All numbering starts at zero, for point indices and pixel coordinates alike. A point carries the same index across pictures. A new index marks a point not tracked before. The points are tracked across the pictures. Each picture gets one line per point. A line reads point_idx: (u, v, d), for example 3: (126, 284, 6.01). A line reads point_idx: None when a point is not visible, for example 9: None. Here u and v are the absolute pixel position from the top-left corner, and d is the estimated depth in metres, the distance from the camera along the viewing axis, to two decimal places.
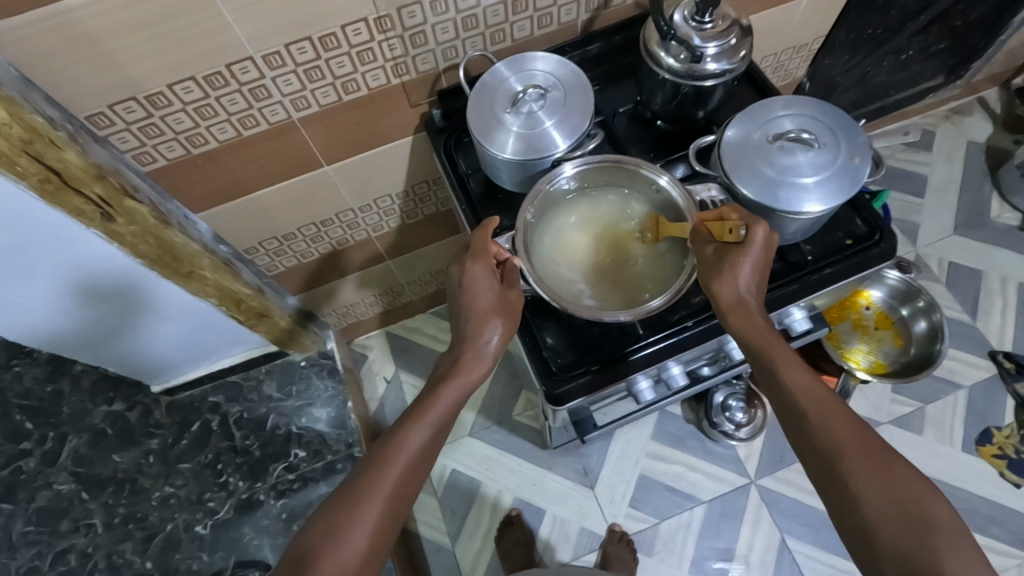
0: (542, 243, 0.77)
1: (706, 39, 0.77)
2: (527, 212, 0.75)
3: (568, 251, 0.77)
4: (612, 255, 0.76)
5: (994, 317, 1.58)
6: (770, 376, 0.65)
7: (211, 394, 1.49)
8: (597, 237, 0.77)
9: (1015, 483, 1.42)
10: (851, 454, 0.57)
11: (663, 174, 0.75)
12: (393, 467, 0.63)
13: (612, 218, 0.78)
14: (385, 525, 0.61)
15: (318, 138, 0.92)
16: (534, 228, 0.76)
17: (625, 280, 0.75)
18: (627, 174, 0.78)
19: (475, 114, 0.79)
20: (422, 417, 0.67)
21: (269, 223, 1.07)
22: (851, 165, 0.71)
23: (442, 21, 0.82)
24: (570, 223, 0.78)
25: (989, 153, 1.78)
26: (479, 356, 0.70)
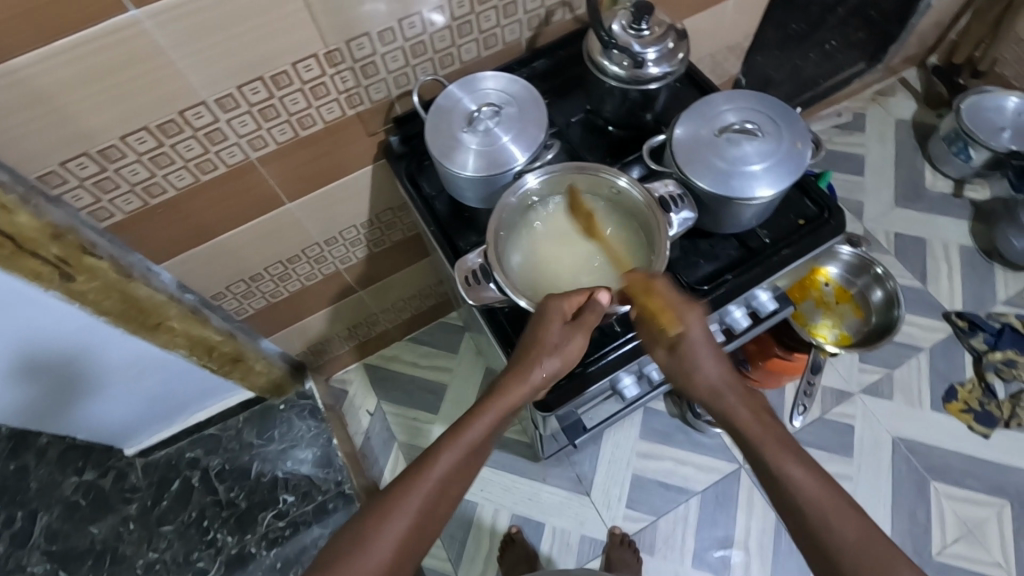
0: (516, 254, 0.77)
1: (645, 45, 0.82)
2: (498, 226, 0.76)
3: (537, 254, 0.78)
4: (585, 258, 0.77)
5: (943, 280, 1.67)
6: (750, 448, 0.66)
7: (188, 449, 1.46)
8: (564, 244, 0.78)
9: (983, 435, 1.49)
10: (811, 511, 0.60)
11: (622, 175, 0.76)
12: (423, 485, 0.65)
13: (580, 221, 0.79)
14: (410, 543, 0.62)
15: (280, 177, 0.93)
16: (505, 240, 0.77)
17: (599, 281, 0.76)
18: (589, 180, 0.79)
19: (433, 136, 0.81)
20: (458, 439, 0.68)
21: (237, 265, 1.05)
22: (795, 152, 0.75)
23: (391, 50, 0.84)
24: (540, 231, 0.79)
25: (917, 129, 1.90)
26: (528, 387, 0.72)
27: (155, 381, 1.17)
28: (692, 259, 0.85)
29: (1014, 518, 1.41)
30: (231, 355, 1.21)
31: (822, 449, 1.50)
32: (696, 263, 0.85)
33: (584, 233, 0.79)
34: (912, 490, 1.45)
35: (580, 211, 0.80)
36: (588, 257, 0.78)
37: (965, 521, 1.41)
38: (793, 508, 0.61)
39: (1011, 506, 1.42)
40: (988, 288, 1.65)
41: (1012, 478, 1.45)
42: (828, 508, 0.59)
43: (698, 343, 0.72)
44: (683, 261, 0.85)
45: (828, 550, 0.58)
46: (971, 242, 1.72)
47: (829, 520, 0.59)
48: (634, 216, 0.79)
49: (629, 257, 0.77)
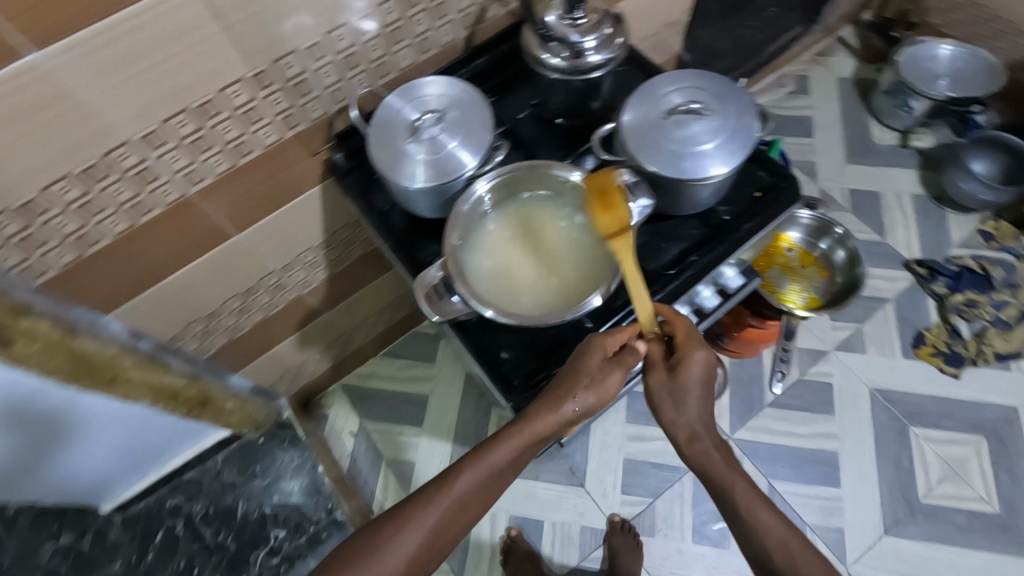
0: (478, 262, 0.74)
1: (583, 34, 0.81)
2: (453, 237, 0.74)
3: (496, 259, 0.74)
4: (549, 257, 0.75)
5: (899, 230, 1.72)
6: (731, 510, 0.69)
7: (169, 497, 1.41)
8: (521, 246, 0.76)
9: (954, 375, 1.53)
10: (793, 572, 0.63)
11: (574, 169, 0.75)
12: (435, 509, 0.67)
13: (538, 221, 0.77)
14: (421, 557, 0.66)
15: (222, 210, 0.89)
16: (465, 249, 0.74)
17: (566, 278, 0.73)
18: (539, 178, 0.77)
19: (377, 150, 0.78)
20: (477, 464, 0.69)
21: (193, 304, 1.01)
22: (742, 125, 0.74)
23: (322, 65, 0.80)
24: (501, 236, 0.76)
25: (859, 85, 1.94)
26: (558, 417, 0.68)
27: (123, 433, 1.13)
28: (657, 243, 0.83)
29: (991, 452, 1.45)
30: (196, 395, 1.16)
31: (804, 410, 1.52)
32: (661, 247, 0.83)
33: (540, 233, 0.76)
34: (894, 437, 1.48)
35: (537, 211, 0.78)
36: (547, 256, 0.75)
37: (946, 461, 1.45)
38: (764, 556, 0.66)
39: (987, 441, 1.47)
40: (943, 232, 1.70)
41: (984, 413, 1.49)
42: (802, 561, 0.64)
43: (696, 379, 0.73)
44: (648, 247, 0.83)
45: None
46: (922, 189, 1.76)
47: None
48: (593, 206, 0.76)
49: (593, 249, 0.75)
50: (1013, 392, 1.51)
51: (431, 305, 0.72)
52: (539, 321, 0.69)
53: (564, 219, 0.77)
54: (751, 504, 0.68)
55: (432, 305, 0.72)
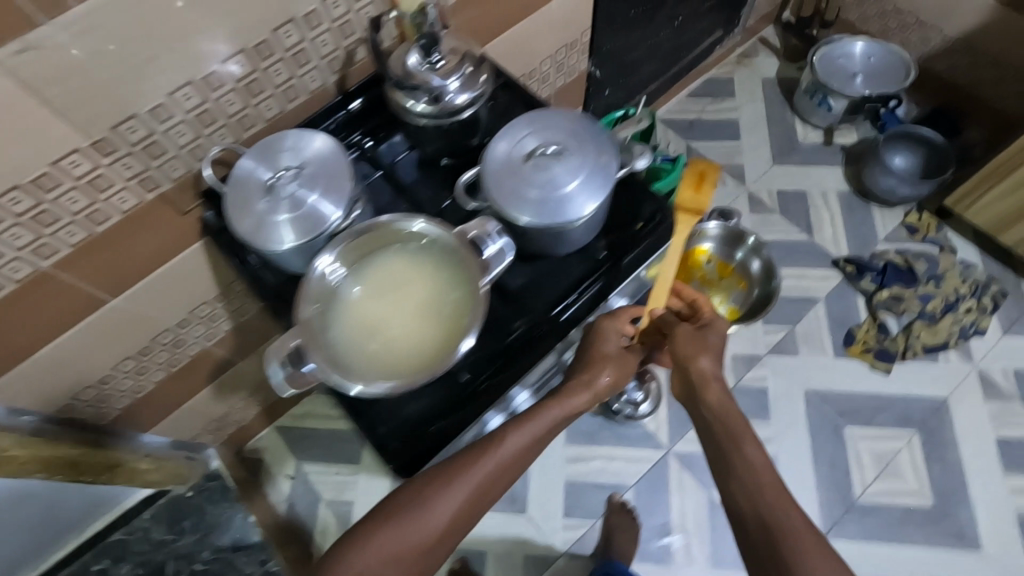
0: (335, 326, 0.71)
1: (445, 76, 0.78)
2: (305, 309, 0.71)
3: (356, 325, 0.71)
4: (407, 313, 0.71)
5: (827, 228, 1.73)
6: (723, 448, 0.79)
7: (94, 562, 1.35)
8: (382, 306, 0.72)
9: (885, 371, 1.55)
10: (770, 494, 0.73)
11: (418, 218, 0.73)
12: (483, 465, 0.74)
13: (394, 273, 0.73)
14: (463, 514, 0.73)
15: (89, 279, 0.84)
16: (322, 315, 0.71)
17: (424, 333, 0.70)
18: (390, 234, 0.74)
19: (233, 212, 0.75)
20: (529, 424, 0.78)
21: (79, 373, 0.96)
22: (600, 164, 0.72)
23: (173, 125, 0.77)
24: (358, 294, 0.72)
25: (782, 84, 1.95)
26: (586, 392, 0.83)
27: (23, 509, 1.07)
28: (538, 282, 0.81)
29: (923, 445, 1.47)
30: (100, 464, 1.10)
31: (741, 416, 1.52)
32: (542, 286, 0.81)
33: (398, 289, 0.72)
34: (830, 438, 1.49)
35: (393, 262, 0.74)
36: (408, 314, 0.71)
37: (880, 457, 1.46)
38: (752, 477, 0.75)
39: (919, 434, 1.48)
40: (868, 227, 1.72)
41: (915, 406, 1.51)
42: (775, 496, 0.73)
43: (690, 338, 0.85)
44: (528, 287, 0.81)
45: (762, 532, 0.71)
46: (847, 186, 1.78)
47: (776, 509, 0.72)
48: (449, 254, 0.73)
49: (450, 298, 0.71)
50: (941, 383, 1.53)
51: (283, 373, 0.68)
52: (397, 387, 0.67)
53: (421, 268, 0.73)
54: (729, 438, 0.79)
55: (286, 374, 0.69)
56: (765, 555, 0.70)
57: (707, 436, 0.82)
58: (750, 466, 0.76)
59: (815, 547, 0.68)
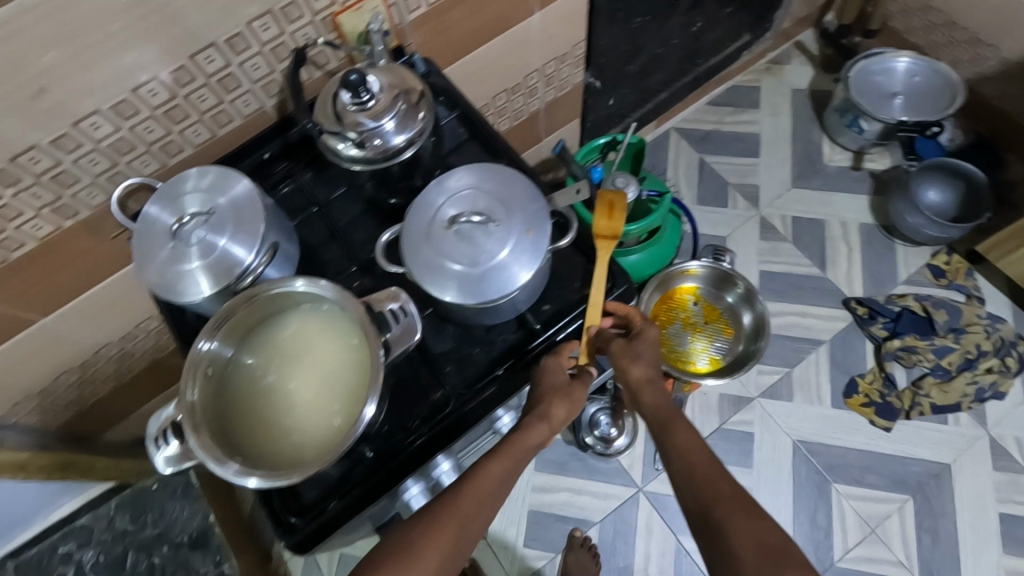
0: (223, 407, 0.65)
1: (377, 117, 0.71)
2: (190, 393, 0.63)
3: (252, 404, 0.65)
4: (303, 392, 0.65)
5: (842, 264, 1.59)
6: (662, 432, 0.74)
7: (60, 544, 1.39)
8: (280, 380, 0.66)
9: (884, 427, 1.43)
10: (705, 465, 0.69)
11: (296, 278, 0.65)
12: (466, 491, 0.66)
13: (294, 345, 0.67)
14: (453, 555, 0.63)
15: (9, 303, 0.81)
16: (209, 394, 0.65)
17: (320, 416, 0.64)
18: (286, 300, 0.67)
19: (136, 259, 0.70)
20: (514, 446, 0.71)
21: (16, 386, 0.95)
22: (528, 235, 0.64)
23: (84, 155, 0.72)
24: (253, 368, 0.67)
25: (813, 97, 1.78)
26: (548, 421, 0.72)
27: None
28: (466, 350, 0.74)
29: (915, 512, 1.36)
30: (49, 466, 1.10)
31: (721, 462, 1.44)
32: (471, 355, 0.74)
33: (297, 361, 0.66)
34: (814, 495, 1.39)
35: (289, 331, 0.67)
36: (306, 390, 0.65)
37: (867, 521, 1.37)
38: (683, 453, 0.71)
39: (913, 500, 1.37)
40: (888, 267, 1.57)
41: (913, 469, 1.40)
42: (707, 464, 0.69)
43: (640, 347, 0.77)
44: (455, 354, 0.74)
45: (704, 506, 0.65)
46: (871, 217, 1.63)
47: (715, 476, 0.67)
48: (349, 327, 0.66)
49: (352, 377, 0.64)
50: (946, 447, 1.41)
51: (166, 457, 0.62)
52: (287, 479, 0.59)
53: (321, 336, 0.67)
54: (663, 419, 0.75)
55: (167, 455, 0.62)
56: (702, 526, 0.64)
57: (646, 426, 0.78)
58: (683, 443, 0.72)
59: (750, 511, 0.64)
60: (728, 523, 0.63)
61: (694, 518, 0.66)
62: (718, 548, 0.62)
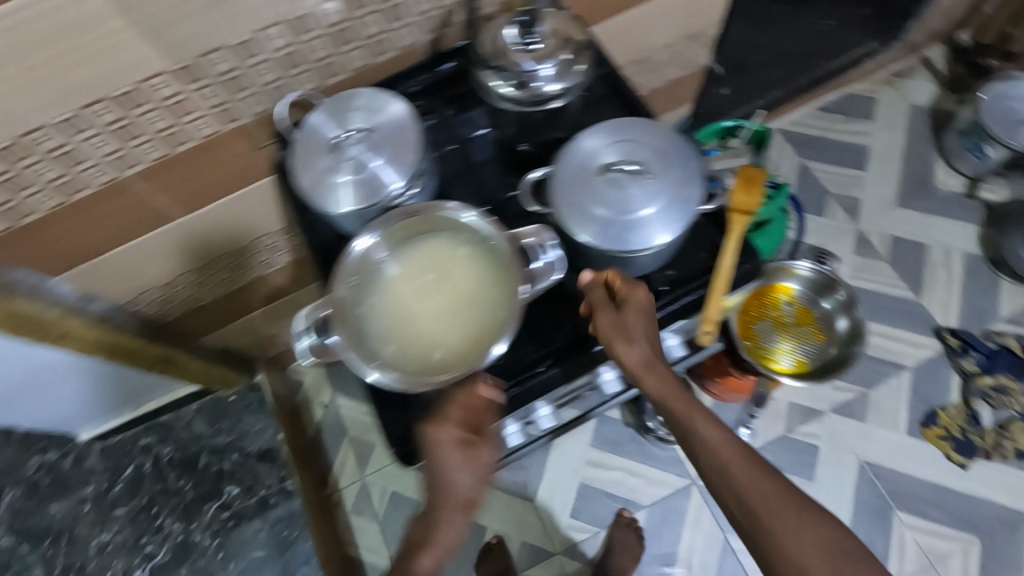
0: (361, 309, 0.68)
1: (539, 60, 0.72)
2: (341, 285, 0.69)
3: (388, 308, 0.68)
4: (440, 310, 0.68)
5: (939, 292, 1.53)
6: (703, 453, 0.70)
7: (142, 436, 1.49)
8: (418, 291, 0.69)
9: (960, 464, 1.38)
10: (761, 492, 0.67)
11: (470, 209, 0.70)
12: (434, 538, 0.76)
13: (438, 264, 0.69)
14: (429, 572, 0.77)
15: (163, 195, 0.88)
16: (352, 295, 0.69)
17: (452, 337, 0.67)
18: (439, 219, 0.71)
19: (296, 163, 0.74)
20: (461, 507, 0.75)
21: (146, 275, 1.03)
22: (682, 197, 0.65)
23: (259, 63, 0.76)
24: (394, 278, 0.69)
25: (933, 117, 1.70)
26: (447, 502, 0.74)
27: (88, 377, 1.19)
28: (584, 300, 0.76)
29: (979, 556, 1.31)
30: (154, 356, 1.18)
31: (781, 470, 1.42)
32: None
33: (438, 278, 0.69)
34: (874, 519, 1.36)
35: (437, 250, 0.70)
36: (443, 306, 0.68)
37: (926, 554, 1.33)
38: (737, 481, 0.68)
39: (979, 543, 1.32)
40: (988, 302, 1.50)
41: (984, 512, 1.34)
42: (767, 493, 0.67)
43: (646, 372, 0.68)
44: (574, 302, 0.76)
45: (764, 526, 0.65)
46: (978, 249, 1.56)
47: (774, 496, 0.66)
48: (493, 259, 0.69)
49: (488, 308, 0.67)
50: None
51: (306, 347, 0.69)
52: (411, 385, 0.65)
53: (463, 260, 0.69)
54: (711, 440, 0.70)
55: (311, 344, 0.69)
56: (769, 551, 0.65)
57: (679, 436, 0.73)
58: (723, 465, 0.69)
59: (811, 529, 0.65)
60: (803, 558, 0.63)
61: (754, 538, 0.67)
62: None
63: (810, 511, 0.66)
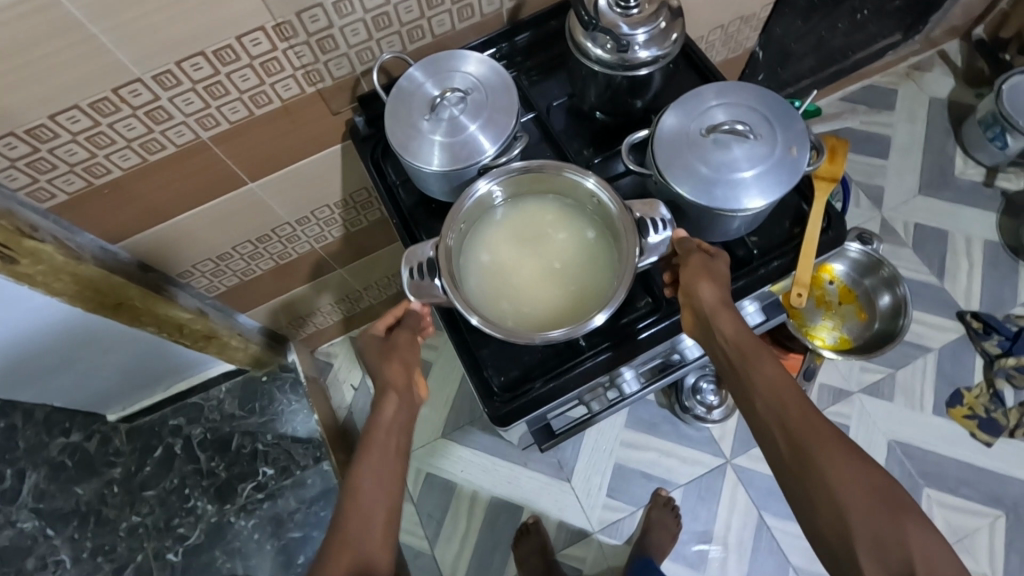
0: (467, 261, 0.71)
1: (634, 26, 0.73)
2: (449, 235, 0.69)
3: (496, 263, 0.70)
4: (547, 271, 0.69)
5: (961, 277, 1.57)
6: (747, 391, 0.64)
7: (171, 417, 1.45)
8: (525, 249, 0.71)
9: (985, 442, 1.43)
10: (816, 437, 0.58)
11: (590, 177, 0.69)
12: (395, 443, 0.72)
13: (552, 224, 0.72)
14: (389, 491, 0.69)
15: (236, 158, 0.86)
16: (458, 245, 0.70)
17: (554, 297, 0.68)
18: (551, 180, 0.71)
19: (393, 123, 0.74)
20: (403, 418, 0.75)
21: (203, 246, 1.00)
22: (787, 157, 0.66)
23: (350, 23, 0.76)
24: (502, 235, 0.72)
25: (952, 109, 1.75)
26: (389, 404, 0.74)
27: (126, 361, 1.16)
28: None
29: (1005, 529, 1.36)
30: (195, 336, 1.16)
31: None
32: None
33: (547, 239, 0.71)
34: None
35: (557, 214, 0.72)
36: (551, 264, 0.70)
37: (955, 529, 1.37)
38: (786, 420, 0.60)
39: (1005, 517, 1.37)
40: (1008, 288, 1.55)
41: (1008, 488, 1.39)
42: (823, 440, 0.58)
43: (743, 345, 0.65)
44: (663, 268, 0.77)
45: (810, 471, 0.57)
46: (997, 236, 1.61)
47: (828, 444, 0.58)
48: (609, 228, 0.71)
49: (594, 278, 0.69)
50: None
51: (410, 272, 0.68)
52: (510, 334, 0.64)
53: (571, 224, 0.72)
54: (766, 380, 0.63)
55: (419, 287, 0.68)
56: (811, 503, 0.57)
57: (728, 374, 0.67)
58: (769, 402, 0.62)
59: (868, 484, 0.55)
60: (848, 512, 0.54)
61: (795, 485, 0.58)
62: (829, 530, 0.55)
63: (872, 464, 0.57)
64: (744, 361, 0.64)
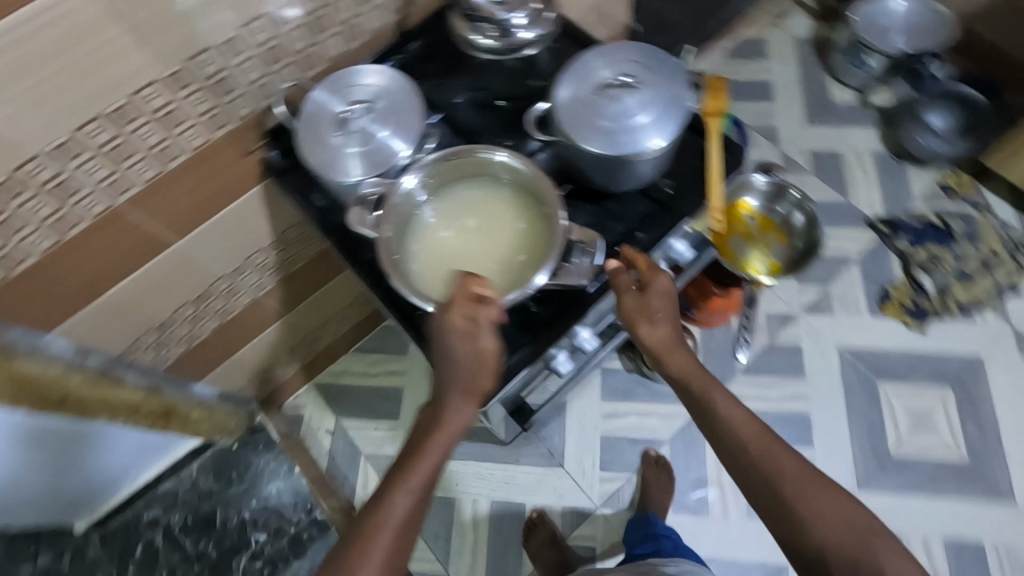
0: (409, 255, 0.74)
1: (512, 12, 0.86)
2: (385, 232, 0.72)
3: (439, 251, 0.74)
4: (489, 250, 0.73)
5: (862, 189, 1.72)
6: (710, 422, 0.73)
7: (145, 510, 1.38)
8: (464, 234, 0.75)
9: (919, 329, 1.55)
10: (783, 466, 0.67)
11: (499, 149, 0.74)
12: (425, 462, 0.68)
13: (485, 203, 0.76)
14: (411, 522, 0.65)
15: (157, 218, 0.85)
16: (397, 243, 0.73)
17: (495, 269, 0.72)
18: (472, 165, 0.76)
19: (306, 144, 0.76)
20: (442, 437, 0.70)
21: (141, 316, 0.98)
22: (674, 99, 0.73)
23: (244, 60, 0.78)
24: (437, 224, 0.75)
25: (817, 45, 1.92)
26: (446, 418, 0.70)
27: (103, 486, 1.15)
28: (604, 223, 0.81)
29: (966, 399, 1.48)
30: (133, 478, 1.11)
31: (776, 374, 1.53)
32: (610, 226, 0.81)
33: (480, 218, 0.76)
34: (863, 396, 1.50)
35: (486, 195, 0.77)
36: (488, 241, 0.74)
37: (914, 414, 1.48)
38: (752, 448, 0.70)
39: (954, 391, 1.50)
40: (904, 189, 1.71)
41: (949, 365, 1.52)
42: (791, 470, 0.67)
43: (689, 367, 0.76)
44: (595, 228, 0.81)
45: (782, 496, 0.66)
46: (883, 146, 1.77)
47: (786, 466, 0.68)
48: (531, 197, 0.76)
49: (530, 243, 0.73)
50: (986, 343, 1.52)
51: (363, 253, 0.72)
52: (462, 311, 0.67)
53: (501, 201, 0.76)
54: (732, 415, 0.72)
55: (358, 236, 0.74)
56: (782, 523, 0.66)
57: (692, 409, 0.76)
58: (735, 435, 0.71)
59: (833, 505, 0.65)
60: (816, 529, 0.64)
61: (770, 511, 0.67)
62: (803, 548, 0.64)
63: (843, 495, 0.66)
64: (699, 396, 0.75)
